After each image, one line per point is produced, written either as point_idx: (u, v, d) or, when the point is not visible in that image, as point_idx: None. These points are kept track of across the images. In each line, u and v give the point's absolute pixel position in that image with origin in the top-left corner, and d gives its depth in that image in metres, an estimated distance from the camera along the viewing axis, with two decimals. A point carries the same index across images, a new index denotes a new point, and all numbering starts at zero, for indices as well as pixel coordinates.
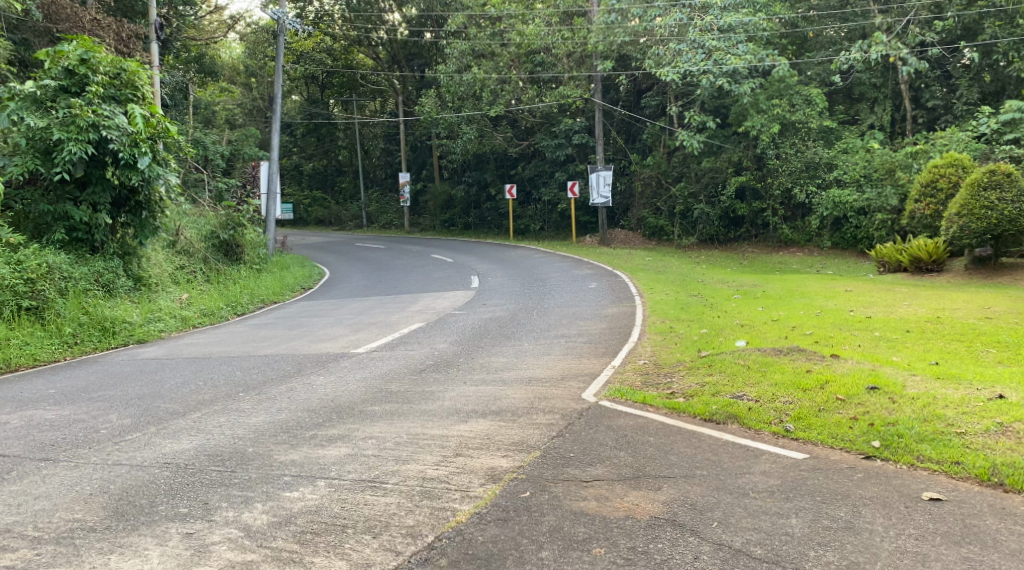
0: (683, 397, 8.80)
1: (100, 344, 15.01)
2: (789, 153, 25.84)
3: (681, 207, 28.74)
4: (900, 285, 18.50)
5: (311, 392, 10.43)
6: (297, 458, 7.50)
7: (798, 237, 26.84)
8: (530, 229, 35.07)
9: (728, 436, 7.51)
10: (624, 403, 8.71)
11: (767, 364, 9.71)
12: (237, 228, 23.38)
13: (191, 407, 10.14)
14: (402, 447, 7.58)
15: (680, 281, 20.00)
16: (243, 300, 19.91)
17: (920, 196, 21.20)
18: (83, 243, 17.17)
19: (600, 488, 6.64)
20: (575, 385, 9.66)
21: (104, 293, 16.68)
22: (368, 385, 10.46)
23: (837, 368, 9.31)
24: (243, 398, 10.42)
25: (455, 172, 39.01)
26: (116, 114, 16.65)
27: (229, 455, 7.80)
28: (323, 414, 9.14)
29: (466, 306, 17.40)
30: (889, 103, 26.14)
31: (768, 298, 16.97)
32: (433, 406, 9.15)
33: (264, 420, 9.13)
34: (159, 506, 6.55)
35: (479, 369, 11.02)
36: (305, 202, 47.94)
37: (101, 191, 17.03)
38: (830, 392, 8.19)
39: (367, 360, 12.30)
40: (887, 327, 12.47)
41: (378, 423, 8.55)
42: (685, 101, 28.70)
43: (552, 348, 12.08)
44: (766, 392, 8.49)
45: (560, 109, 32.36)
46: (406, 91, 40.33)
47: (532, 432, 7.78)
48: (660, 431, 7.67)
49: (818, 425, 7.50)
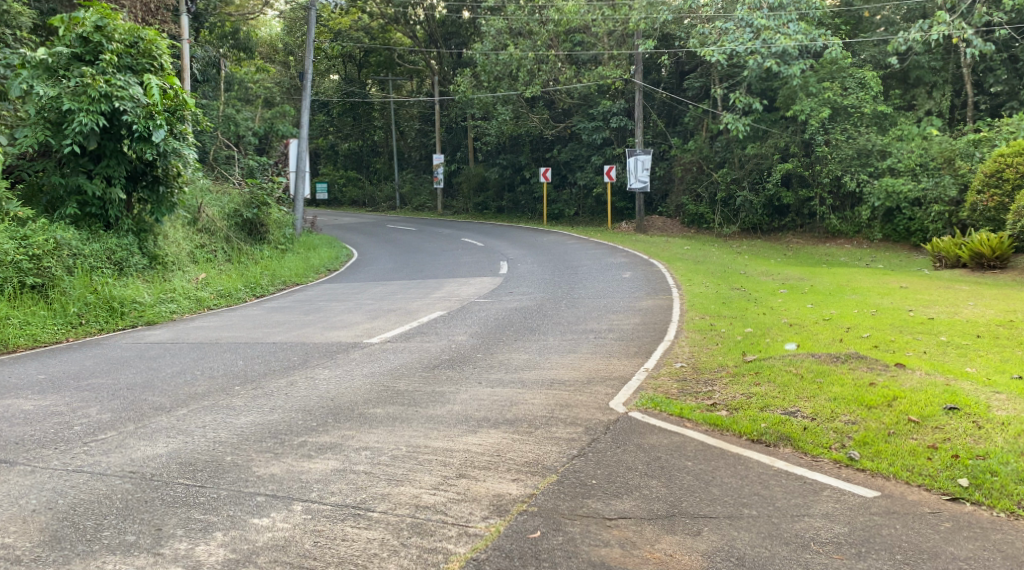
0: (725, 411, 7.71)
1: (106, 325, 14.14)
2: (839, 140, 24.50)
3: (723, 193, 27.46)
4: (961, 282, 17.20)
5: (312, 389, 9.41)
6: (284, 470, 6.50)
7: (847, 229, 25.41)
8: (564, 214, 33.97)
9: (779, 463, 6.42)
10: (658, 416, 7.66)
11: (822, 373, 8.59)
12: (261, 207, 22.53)
13: (180, 401, 9.14)
14: (399, 463, 6.54)
15: (721, 272, 18.83)
16: (262, 281, 18.99)
17: (982, 186, 19.83)
18: (97, 218, 16.32)
19: (625, 529, 5.56)
20: (601, 391, 8.58)
21: (115, 272, 15.84)
22: (375, 383, 9.44)
23: (905, 382, 8.22)
24: (238, 393, 9.42)
25: (491, 154, 37.98)
26: (132, 84, 15.67)
27: (202, 462, 6.77)
28: (318, 416, 8.13)
29: (491, 294, 16.35)
30: (948, 88, 24.79)
31: (815, 293, 15.78)
32: (440, 412, 8.09)
33: (253, 420, 8.12)
34: (103, 532, 5.59)
35: (497, 368, 9.95)
36: (340, 182, 47.33)
37: (116, 164, 16.08)
38: (901, 412, 7.09)
39: (380, 353, 11.29)
40: (954, 333, 11.30)
41: (376, 430, 7.52)
42: (730, 83, 27.44)
43: (579, 346, 10.99)
44: (824, 408, 7.40)
45: (599, 91, 31.21)
46: (442, 71, 39.23)
47: (549, 450, 6.72)
48: (700, 454, 6.56)
49: (888, 452, 6.39)
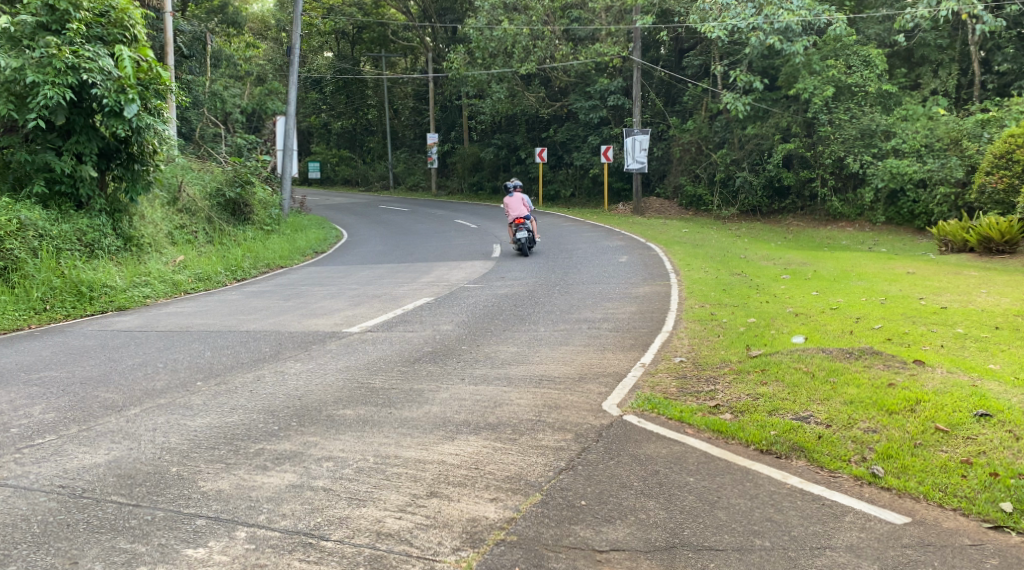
0: (729, 415, 6.98)
1: (73, 310, 13.34)
2: (843, 119, 23.66)
3: (722, 174, 26.69)
4: (970, 268, 16.43)
5: (280, 385, 8.66)
6: (238, 481, 5.79)
7: (849, 211, 24.62)
8: (560, 195, 33.21)
9: (793, 478, 5.70)
10: (656, 421, 6.92)
11: (835, 372, 7.84)
12: (245, 186, 21.73)
13: (135, 399, 8.36)
14: (363, 478, 5.80)
15: (720, 257, 18.03)
16: (243, 263, 18.16)
17: (992, 167, 19.04)
18: (67, 198, 15.53)
19: (615, 564, 4.87)
20: (593, 391, 7.82)
21: (85, 254, 15.04)
22: (349, 379, 8.69)
23: (927, 382, 7.46)
24: (200, 389, 8.65)
25: (486, 133, 37.19)
26: (102, 55, 14.76)
27: (143, 474, 6.01)
28: (281, 418, 7.38)
29: (481, 279, 15.58)
30: (955, 66, 23.99)
31: (820, 279, 15.01)
32: (416, 414, 7.34)
33: (211, 422, 7.37)
34: (11, 565, 4.93)
35: (483, 362, 9.21)
36: (333, 161, 46.56)
37: (86, 140, 15.25)
38: (926, 419, 6.35)
39: (358, 344, 10.52)
40: (971, 325, 10.55)
41: (343, 436, 6.77)
42: (731, 60, 26.62)
43: (571, 337, 10.25)
44: (839, 413, 6.67)
45: (597, 69, 30.37)
46: (436, 47, 38.31)
47: (534, 463, 5.96)
48: (703, 468, 5.82)
49: (916, 468, 5.67)
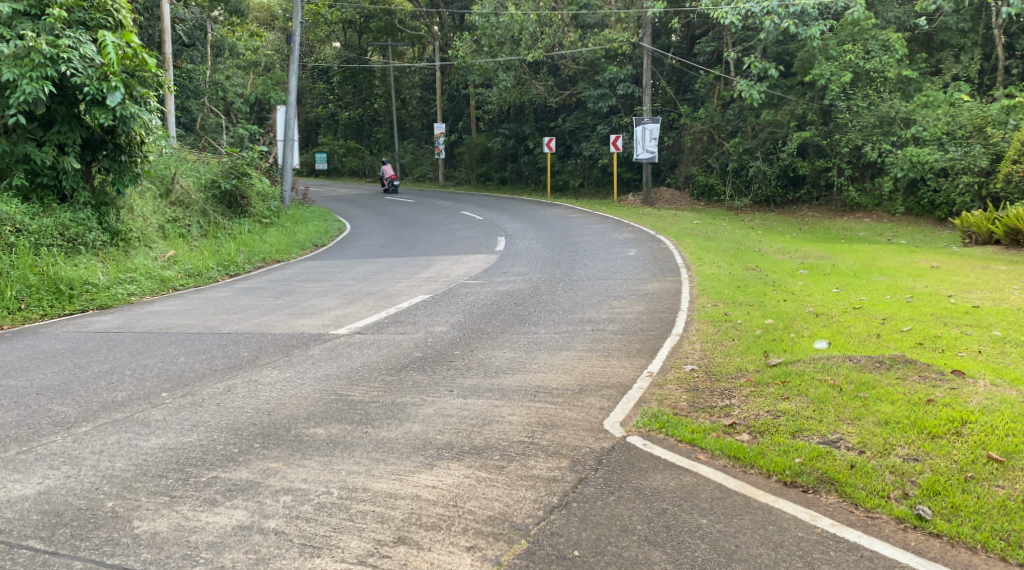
0: (746, 434, 6.18)
1: (50, 310, 12.56)
2: (861, 106, 22.70)
3: (735, 163, 25.78)
4: (997, 261, 15.56)
5: (251, 397, 7.86)
6: (178, 516, 5.18)
7: (866, 201, 23.67)
8: (569, 185, 32.34)
9: (824, 521, 5.15)
10: (663, 443, 6.12)
11: (865, 386, 6.96)
12: (241, 177, 20.96)
13: (91, 411, 7.55)
14: (323, 516, 5.16)
15: (733, 250, 17.17)
16: (237, 257, 17.33)
17: (1019, 155, 18.13)
18: (50, 190, 14.72)
19: None
20: (593, 407, 7.02)
21: (67, 249, 14.24)
22: (326, 391, 7.88)
23: (969, 396, 6.66)
24: (164, 401, 7.84)
25: (494, 123, 36.35)
26: (83, 42, 13.87)
27: (71, 510, 5.27)
28: (243, 438, 6.57)
29: (482, 275, 14.77)
30: (978, 50, 22.99)
31: (839, 275, 14.09)
32: (395, 434, 6.53)
33: (165, 442, 6.53)
34: None
35: (475, 371, 8.40)
36: (340, 152, 45.66)
37: (68, 130, 14.45)
38: (978, 445, 5.65)
39: (343, 349, 9.73)
40: (1008, 326, 9.67)
41: (309, 462, 6.00)
42: (745, 46, 25.71)
43: (573, 342, 9.43)
44: (873, 436, 5.89)
45: (607, 56, 29.46)
46: (444, 36, 37.41)
47: (521, 499, 5.30)
48: (719, 507, 5.25)
49: (969, 509, 5.12)
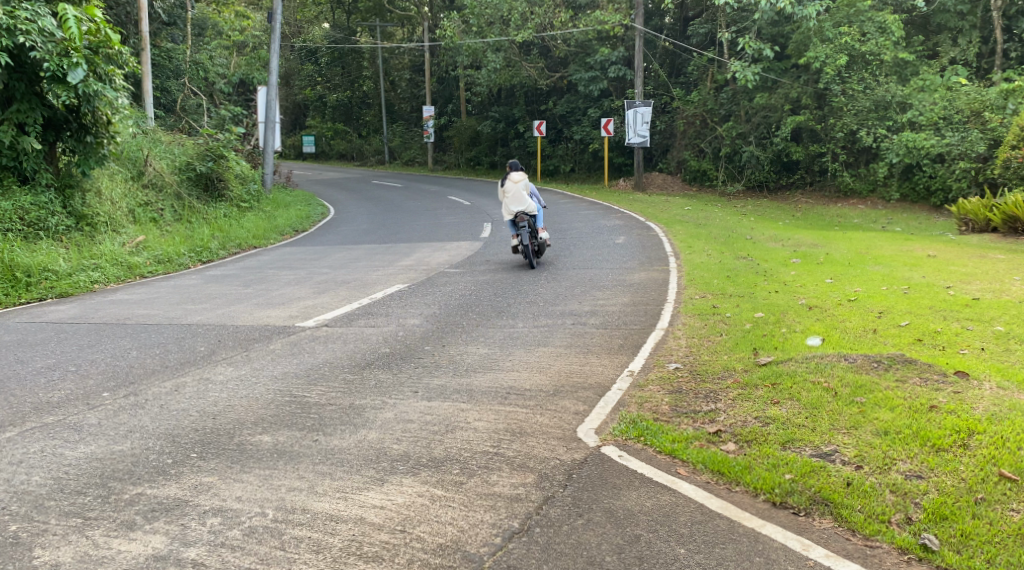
0: (732, 443, 5.61)
1: (5, 297, 11.89)
2: (856, 90, 22.04)
3: (727, 148, 25.19)
4: (994, 250, 15.00)
5: (199, 398, 7.25)
6: (87, 543, 4.74)
7: (861, 187, 23.07)
8: (559, 170, 31.72)
9: (817, 551, 4.64)
10: (640, 454, 5.54)
11: (862, 389, 6.38)
12: (218, 159, 20.23)
13: (22, 413, 6.93)
14: (252, 544, 4.72)
15: (724, 238, 16.58)
16: (211, 243, 16.65)
17: (1018, 141, 17.59)
18: (9, 171, 14.01)
19: None
20: (567, 412, 6.42)
21: (26, 233, 13.54)
22: (280, 392, 7.26)
23: (974, 401, 6.09)
24: (104, 401, 7.20)
25: (484, 106, 35.65)
26: (42, 15, 13.17)
27: None
28: (182, 446, 5.97)
29: (463, 263, 14.17)
30: (976, 33, 22.35)
31: (833, 264, 13.49)
32: (349, 443, 5.93)
33: (93, 451, 5.91)
34: None
35: (444, 369, 7.80)
36: (328, 135, 44.80)
37: (29, 109, 13.71)
38: (988, 461, 5.11)
39: (307, 343, 9.12)
40: (1012, 320, 9.11)
41: (248, 476, 5.40)
42: (738, 28, 25.08)
43: (551, 336, 8.87)
44: (871, 449, 5.35)
45: (598, 38, 28.77)
46: (433, 17, 36.60)
47: (477, 524, 4.81)
48: (700, 533, 4.75)
49: (980, 538, 4.61)
